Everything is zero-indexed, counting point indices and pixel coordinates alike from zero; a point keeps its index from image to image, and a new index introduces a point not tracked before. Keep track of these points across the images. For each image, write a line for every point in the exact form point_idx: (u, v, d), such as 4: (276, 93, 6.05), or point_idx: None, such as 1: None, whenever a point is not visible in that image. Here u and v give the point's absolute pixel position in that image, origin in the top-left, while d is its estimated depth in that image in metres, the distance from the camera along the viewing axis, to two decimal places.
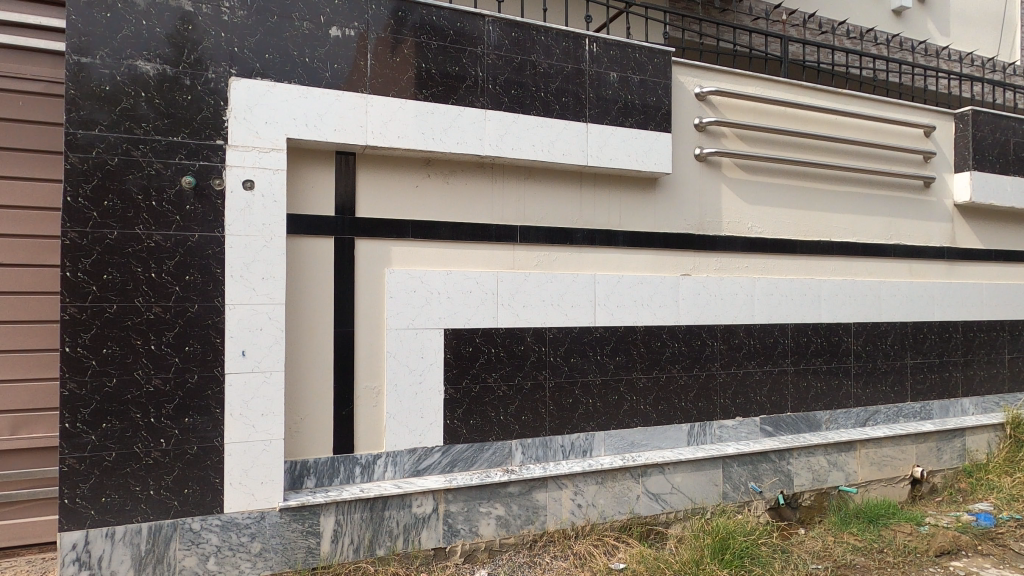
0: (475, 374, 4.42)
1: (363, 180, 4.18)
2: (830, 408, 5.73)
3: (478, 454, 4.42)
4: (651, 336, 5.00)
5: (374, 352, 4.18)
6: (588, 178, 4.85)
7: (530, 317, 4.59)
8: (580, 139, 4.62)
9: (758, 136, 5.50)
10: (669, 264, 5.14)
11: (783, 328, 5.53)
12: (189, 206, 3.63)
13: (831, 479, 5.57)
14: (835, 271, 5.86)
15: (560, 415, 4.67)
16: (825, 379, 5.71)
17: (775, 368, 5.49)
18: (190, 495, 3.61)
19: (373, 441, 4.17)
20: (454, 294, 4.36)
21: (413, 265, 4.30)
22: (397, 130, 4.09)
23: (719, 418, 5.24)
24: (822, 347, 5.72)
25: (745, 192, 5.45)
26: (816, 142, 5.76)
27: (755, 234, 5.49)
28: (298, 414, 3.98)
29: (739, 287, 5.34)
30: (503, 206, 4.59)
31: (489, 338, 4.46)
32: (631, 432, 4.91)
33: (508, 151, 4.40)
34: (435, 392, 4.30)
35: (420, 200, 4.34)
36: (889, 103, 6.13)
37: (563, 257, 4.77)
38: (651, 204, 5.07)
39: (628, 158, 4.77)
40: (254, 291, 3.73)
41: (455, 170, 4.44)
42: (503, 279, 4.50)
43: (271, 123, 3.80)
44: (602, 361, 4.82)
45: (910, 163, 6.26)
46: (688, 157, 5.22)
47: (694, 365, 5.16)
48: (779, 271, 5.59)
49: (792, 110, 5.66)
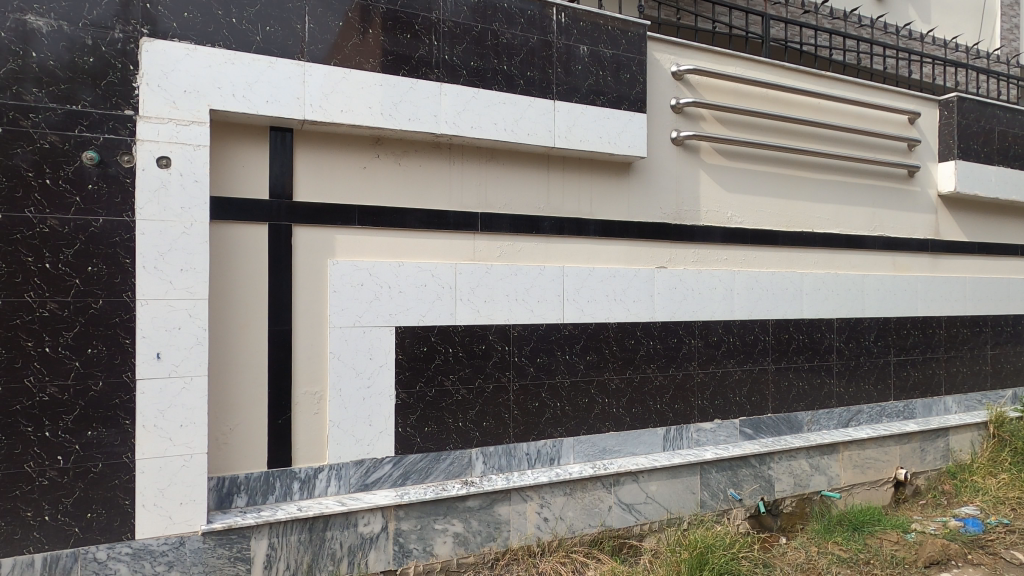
0: (430, 377, 3.99)
1: (303, 159, 3.72)
2: (812, 408, 5.43)
3: (434, 465, 4.00)
4: (624, 334, 4.63)
5: (315, 353, 3.73)
6: (556, 161, 4.45)
7: (492, 313, 4.18)
8: (548, 118, 4.21)
9: (737, 119, 5.15)
10: (644, 255, 4.76)
11: (763, 325, 5.21)
12: (92, 186, 3.13)
13: (813, 483, 5.26)
14: (817, 264, 5.55)
15: (525, 420, 4.27)
16: (807, 378, 5.41)
17: (755, 367, 5.16)
18: (95, 521, 3.13)
19: (314, 453, 3.72)
20: (407, 289, 3.93)
21: (360, 256, 3.85)
22: (341, 103, 3.64)
23: (696, 421, 4.89)
24: (804, 344, 5.41)
25: (725, 179, 5.10)
26: (799, 127, 5.44)
27: (735, 224, 5.15)
28: (227, 424, 3.51)
29: (717, 282, 5.00)
30: (462, 190, 4.15)
31: (446, 337, 4.04)
32: (602, 437, 4.53)
33: (467, 130, 3.97)
34: (385, 397, 3.87)
35: (368, 182, 3.89)
36: (873, 87, 5.83)
37: (529, 248, 4.35)
38: (624, 191, 4.69)
39: (599, 139, 4.37)
40: (171, 284, 3.25)
41: (409, 150, 4.00)
42: (462, 271, 4.08)
43: (191, 92, 3.31)
44: (571, 361, 4.43)
45: (894, 151, 5.98)
46: (664, 140, 4.84)
47: (670, 365, 4.80)
48: (760, 264, 5.26)
49: (773, 93, 5.33)
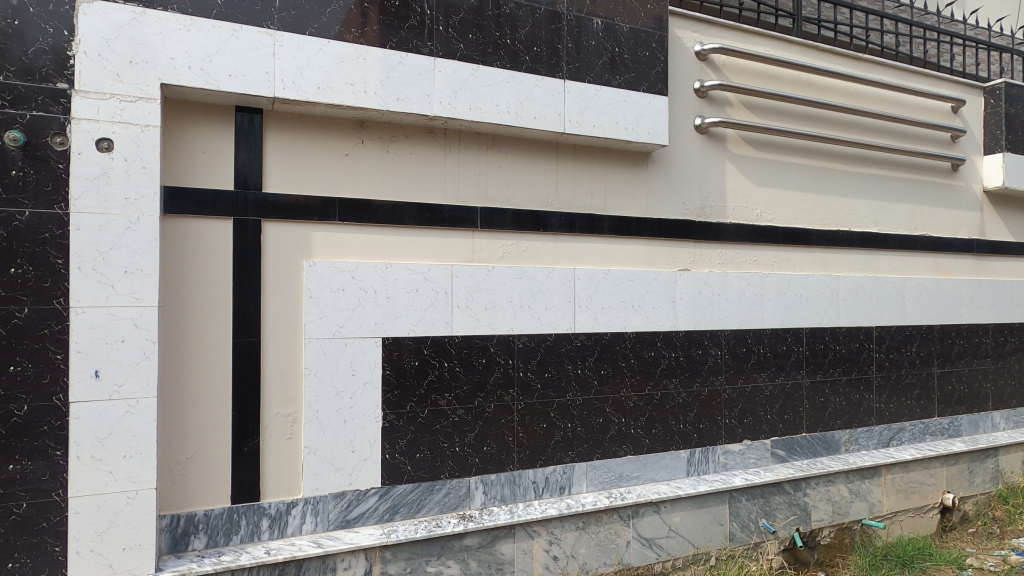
0: (422, 396, 3.48)
1: (274, 144, 3.22)
2: (850, 426, 4.90)
3: (426, 497, 3.48)
4: (643, 345, 4.10)
5: (288, 369, 3.22)
6: (565, 150, 3.95)
7: (494, 322, 3.66)
8: (557, 100, 3.70)
9: (766, 105, 4.63)
10: (665, 257, 4.24)
11: (796, 334, 4.68)
12: (17, 173, 2.64)
13: (853, 511, 4.71)
14: (856, 266, 5.00)
15: (532, 444, 3.75)
16: (843, 394, 4.89)
17: (788, 382, 4.64)
18: (18, 572, 2.63)
19: (286, 485, 3.21)
20: (395, 294, 3.42)
21: (342, 256, 3.34)
22: (317, 79, 3.14)
23: (723, 441, 4.37)
24: (841, 356, 4.89)
25: (754, 171, 4.58)
26: (834, 115, 4.91)
27: (765, 221, 4.61)
28: (183, 452, 3.01)
29: (746, 286, 4.47)
30: (459, 182, 3.64)
31: (441, 350, 3.53)
32: (619, 462, 4.01)
33: (464, 112, 3.46)
34: (369, 420, 3.35)
35: (352, 172, 3.38)
36: (914, 72, 5.30)
37: (536, 248, 3.83)
38: (643, 184, 4.17)
39: (615, 124, 3.86)
40: (112, 289, 2.75)
41: (398, 136, 3.50)
42: (459, 275, 3.57)
43: (138, 63, 2.81)
44: (583, 376, 3.91)
45: (936, 143, 5.44)
46: (686, 127, 4.32)
47: (694, 380, 4.28)
48: (793, 266, 4.72)
49: (806, 76, 4.81)
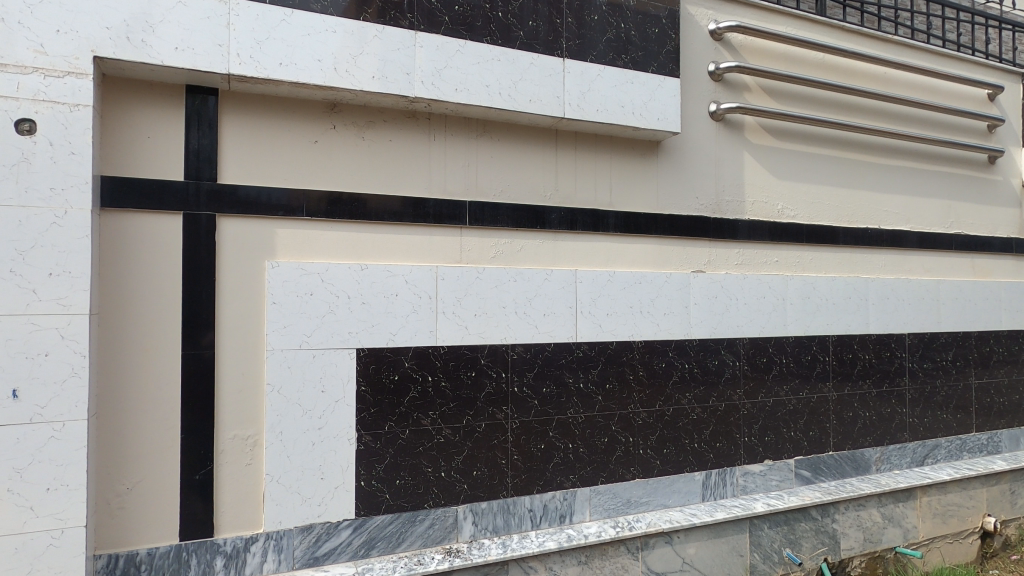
0: (403, 415, 3.07)
1: (232, 129, 2.83)
2: (881, 444, 4.47)
3: (407, 529, 3.07)
4: (653, 355, 3.68)
5: (247, 386, 2.82)
6: (565, 138, 3.54)
7: (485, 331, 3.26)
8: (556, 80, 3.29)
9: (788, 90, 4.21)
10: (677, 257, 3.81)
11: (822, 343, 4.25)
12: None
13: (886, 538, 4.25)
14: (887, 267, 4.56)
15: (528, 468, 3.34)
16: (873, 407, 4.45)
17: (813, 395, 4.21)
18: None
19: (245, 518, 2.81)
20: (371, 300, 3.02)
21: (311, 257, 2.95)
22: (279, 54, 2.74)
23: (742, 462, 3.94)
24: (870, 366, 4.45)
25: (774, 163, 4.15)
26: (861, 102, 4.48)
27: (787, 218, 4.18)
28: (123, 483, 2.61)
29: (766, 289, 4.04)
30: (445, 173, 3.24)
31: (424, 363, 3.12)
32: (626, 487, 3.58)
33: (450, 93, 3.05)
34: (342, 442, 2.95)
35: (322, 161, 2.99)
36: (948, 56, 4.86)
37: (533, 247, 3.42)
38: (652, 177, 3.75)
39: (621, 109, 3.45)
40: (33, 295, 2.36)
41: (375, 121, 3.10)
42: (445, 277, 3.17)
43: (67, 32, 2.43)
44: (586, 391, 3.49)
45: (972, 133, 4.99)
46: (700, 114, 3.91)
47: (710, 394, 3.85)
48: (818, 267, 4.29)
49: (830, 59, 4.38)
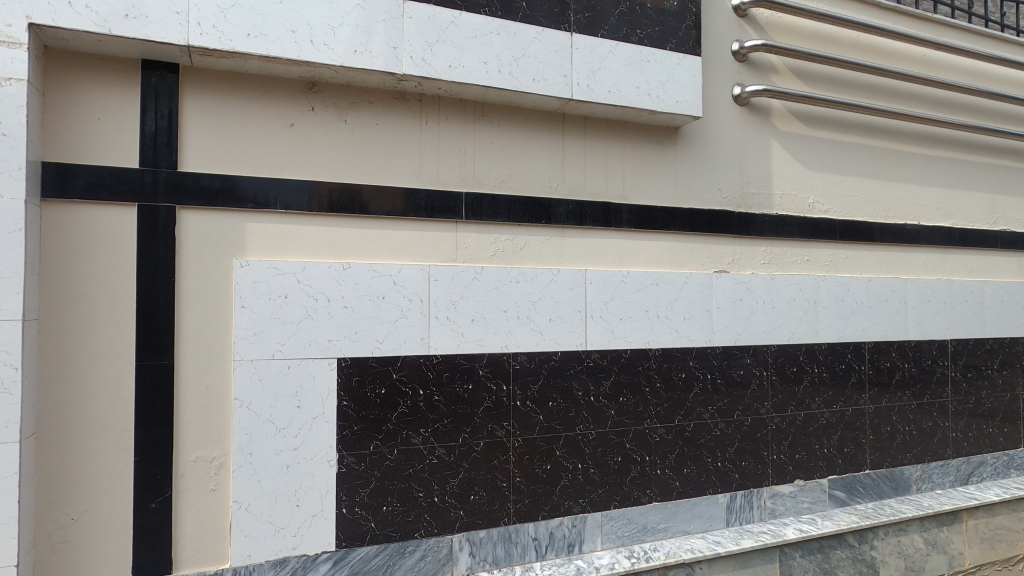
0: (391, 433, 2.72)
1: (195, 110, 2.50)
2: (922, 461, 4.07)
3: (395, 562, 2.72)
4: (672, 365, 3.31)
5: (212, 401, 2.49)
6: (573, 124, 3.19)
7: (484, 338, 2.90)
8: (563, 57, 2.94)
9: (819, 73, 3.83)
10: (698, 255, 3.44)
11: (857, 350, 3.86)
12: None
13: (929, 567, 3.83)
14: (927, 266, 4.15)
15: (532, 492, 2.98)
16: (913, 421, 4.05)
17: (848, 408, 3.83)
18: None
19: (209, 551, 2.48)
20: (354, 304, 2.68)
21: (285, 255, 2.61)
22: (246, 23, 2.40)
23: (770, 482, 3.57)
24: (910, 375, 4.05)
25: (804, 153, 3.77)
26: (898, 86, 4.09)
27: (818, 213, 3.80)
28: (67, 513, 2.28)
29: (797, 291, 3.66)
30: (438, 161, 2.89)
31: (414, 374, 2.77)
32: (642, 512, 3.21)
33: (443, 70, 2.70)
34: (320, 465, 2.60)
35: (298, 147, 2.65)
36: (992, 37, 4.45)
37: (538, 244, 3.06)
38: (670, 166, 3.38)
39: (636, 90, 3.08)
40: None
41: (358, 103, 2.76)
42: (438, 278, 2.82)
43: None
44: (597, 405, 3.13)
45: (1017, 121, 4.58)
46: (723, 97, 3.54)
47: (735, 408, 3.48)
48: (853, 266, 3.90)
49: (865, 39, 4.00)
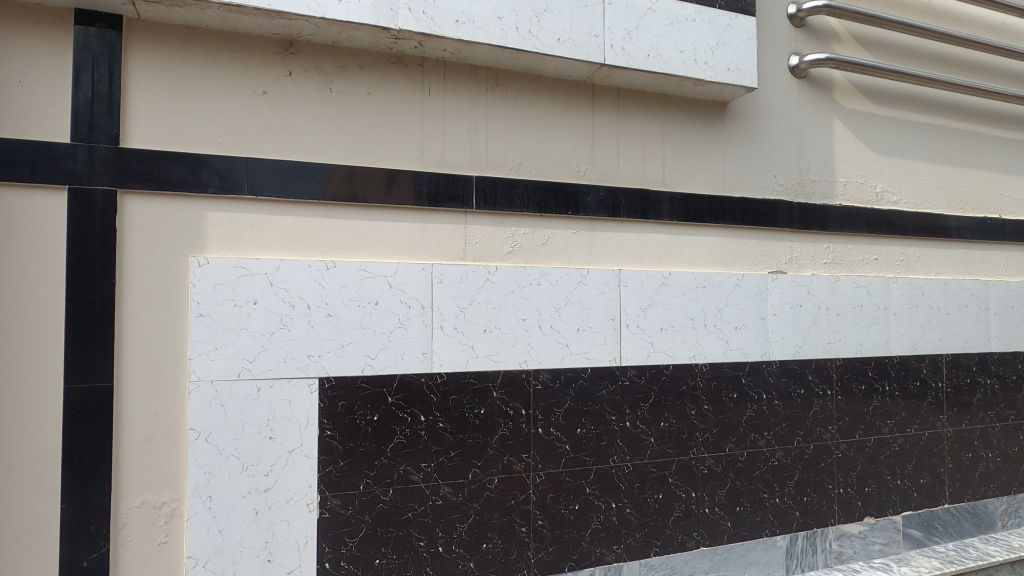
0: (384, 470, 2.22)
1: (144, 74, 2.04)
2: (1007, 493, 3.50)
3: None
4: (723, 383, 2.79)
5: (162, 432, 2.01)
6: (604, 97, 2.69)
7: (499, 352, 2.40)
8: (593, 14, 2.43)
9: (886, 42, 3.30)
10: (750, 253, 2.92)
11: (934, 364, 3.31)
12: None
13: None
14: (1010, 266, 3.59)
15: (557, 538, 2.46)
16: (997, 447, 3.48)
17: (925, 432, 3.28)
18: None
19: None
20: (341, 311, 2.19)
21: (256, 251, 2.14)
22: None
23: (836, 521, 3.02)
24: (994, 393, 3.48)
25: (870, 135, 3.24)
26: (975, 58, 3.55)
27: (888, 204, 3.26)
28: None
29: (864, 295, 3.13)
30: (444, 139, 2.41)
31: (415, 397, 2.28)
32: (687, 559, 2.68)
33: (449, 25, 2.21)
34: (298, 509, 2.11)
35: (273, 120, 2.18)
36: None
37: (563, 238, 2.56)
38: (716, 148, 2.87)
39: (679, 55, 2.58)
40: None
41: (346, 67, 2.28)
42: (443, 279, 2.33)
43: None
44: (634, 431, 2.61)
45: None
46: (777, 68, 3.02)
47: (795, 433, 2.95)
48: (928, 266, 3.35)
49: (937, 4, 3.46)
